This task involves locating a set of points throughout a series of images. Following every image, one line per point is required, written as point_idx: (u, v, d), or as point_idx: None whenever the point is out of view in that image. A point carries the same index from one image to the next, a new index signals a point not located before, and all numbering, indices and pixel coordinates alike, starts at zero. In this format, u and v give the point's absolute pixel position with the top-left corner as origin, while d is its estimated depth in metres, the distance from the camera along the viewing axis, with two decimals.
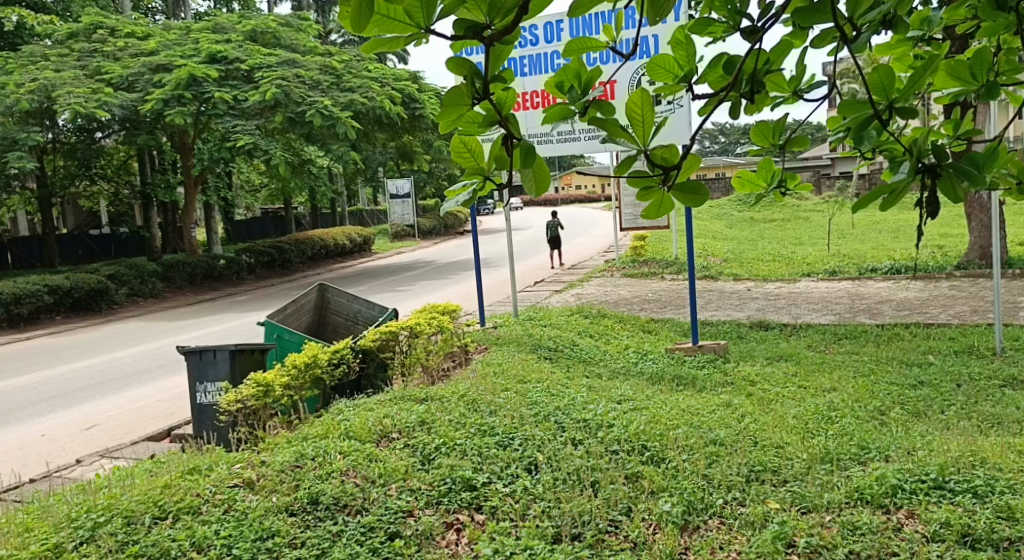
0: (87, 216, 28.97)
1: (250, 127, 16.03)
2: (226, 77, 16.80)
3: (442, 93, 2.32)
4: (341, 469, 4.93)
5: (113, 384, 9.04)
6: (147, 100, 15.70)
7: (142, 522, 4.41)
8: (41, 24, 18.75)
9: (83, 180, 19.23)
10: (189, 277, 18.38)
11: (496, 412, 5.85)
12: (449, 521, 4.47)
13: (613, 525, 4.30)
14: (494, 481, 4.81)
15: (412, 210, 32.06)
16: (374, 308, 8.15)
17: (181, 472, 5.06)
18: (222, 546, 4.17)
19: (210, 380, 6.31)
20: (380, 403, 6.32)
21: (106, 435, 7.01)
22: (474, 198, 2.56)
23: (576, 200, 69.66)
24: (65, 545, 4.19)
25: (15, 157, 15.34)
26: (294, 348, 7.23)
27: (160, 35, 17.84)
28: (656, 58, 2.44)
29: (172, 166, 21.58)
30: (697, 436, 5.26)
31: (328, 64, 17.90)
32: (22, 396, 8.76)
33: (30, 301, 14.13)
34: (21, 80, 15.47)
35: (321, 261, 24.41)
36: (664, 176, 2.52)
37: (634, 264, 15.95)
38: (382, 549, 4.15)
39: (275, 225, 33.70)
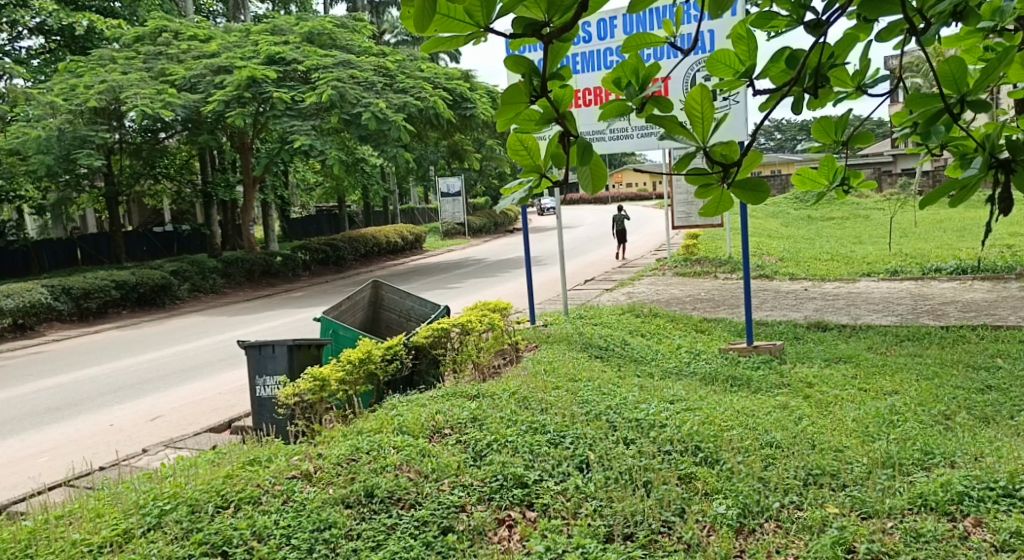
0: (150, 214, 29.77)
1: (307, 127, 16.27)
2: (284, 78, 17.15)
3: (500, 92, 2.36)
4: (395, 463, 4.99)
5: (177, 376, 9.29)
6: (209, 101, 16.08)
7: (205, 510, 4.52)
8: (109, 28, 19.34)
9: (148, 179, 19.80)
10: (247, 273, 18.78)
11: (547, 410, 5.87)
12: (501, 517, 4.50)
13: (666, 526, 4.28)
14: (545, 478, 4.82)
15: (463, 208, 32.05)
16: (426, 305, 8.23)
17: (242, 464, 5.18)
18: (281, 536, 4.27)
19: (269, 373, 6.46)
20: (432, 399, 6.37)
21: (171, 427, 7.19)
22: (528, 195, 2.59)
23: (626, 198, 69.17)
24: (134, 530, 4.33)
25: (85, 157, 15.85)
26: (348, 344, 7.36)
27: (222, 37, 18.23)
28: (718, 53, 2.43)
29: (232, 164, 22.06)
30: (753, 437, 5.21)
31: (382, 65, 18.11)
32: (90, 387, 9.05)
33: (99, 296, 14.61)
34: (92, 82, 16.04)
35: (374, 259, 24.71)
36: (723, 173, 2.51)
37: (687, 263, 15.80)
38: (436, 544, 4.20)
39: (329, 223, 34.13)
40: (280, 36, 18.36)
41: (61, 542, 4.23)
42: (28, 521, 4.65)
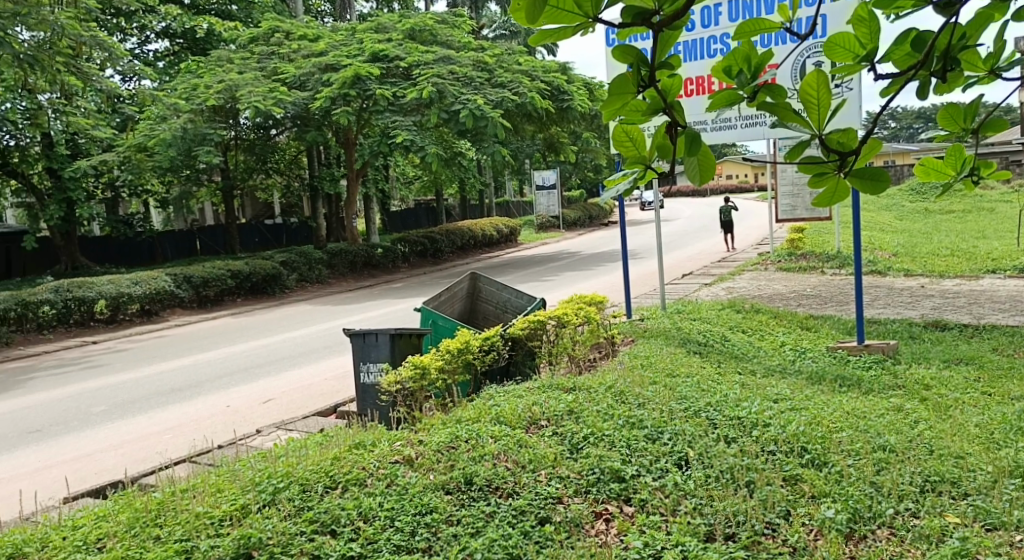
0: (262, 207, 31.00)
1: (408, 123, 16.59)
2: (387, 75, 17.51)
3: (609, 82, 2.38)
4: (493, 452, 5.06)
5: (286, 362, 9.66)
6: (317, 98, 16.63)
7: (315, 490, 4.69)
8: (227, 30, 20.24)
9: (260, 173, 20.63)
10: (350, 264, 19.31)
11: (644, 405, 5.83)
12: (598, 510, 4.50)
13: (770, 528, 4.19)
14: (643, 474, 4.80)
15: (558, 202, 32.10)
16: (523, 297, 8.29)
17: (348, 447, 5.36)
18: (386, 518, 4.39)
19: (373, 360, 6.65)
20: (528, 390, 6.42)
21: (282, 409, 7.48)
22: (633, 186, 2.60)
23: (727, 191, 67.70)
24: (250, 506, 4.53)
25: (205, 153, 16.65)
26: (447, 334, 7.48)
27: (329, 37, 18.70)
28: (836, 37, 2.36)
29: (337, 159, 22.70)
30: (864, 440, 5.03)
31: (480, 59, 18.24)
32: (207, 370, 9.50)
33: (216, 284, 15.28)
34: (211, 82, 16.84)
35: (471, 252, 25.00)
36: (840, 162, 2.45)
37: (791, 257, 15.36)
38: (534, 533, 4.23)
39: (427, 216, 34.75)
40: (383, 34, 18.74)
41: (186, 514, 4.49)
42: (157, 493, 4.96)
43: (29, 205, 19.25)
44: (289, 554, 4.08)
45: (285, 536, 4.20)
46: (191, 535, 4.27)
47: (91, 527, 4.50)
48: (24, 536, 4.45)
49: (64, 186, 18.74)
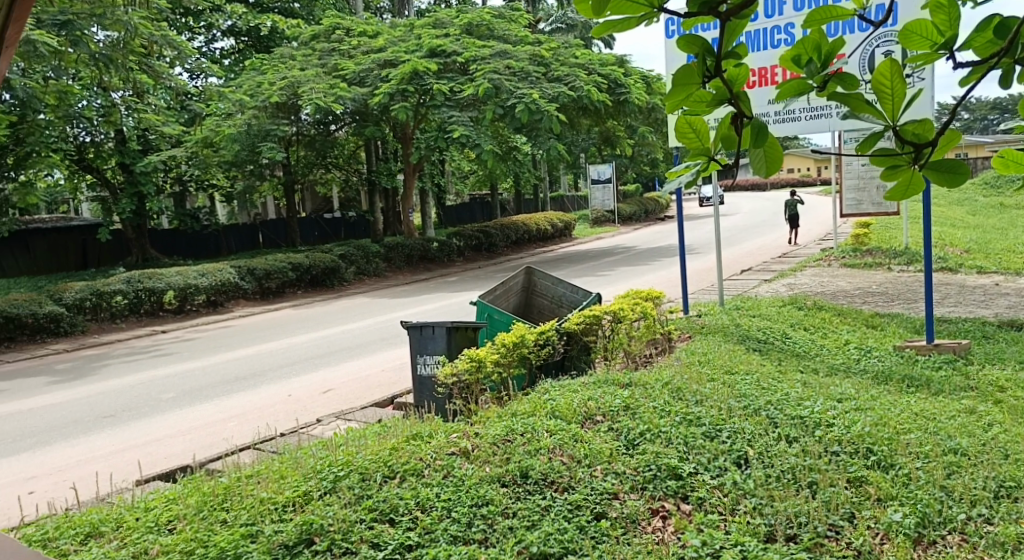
0: (321, 201, 31.48)
1: (465, 118, 16.65)
2: (444, 70, 17.59)
3: (673, 72, 2.34)
4: (549, 446, 5.05)
5: (345, 353, 9.79)
6: (375, 94, 16.86)
7: (374, 479, 4.75)
8: (290, 27, 20.57)
9: (320, 167, 20.95)
10: (407, 257, 19.50)
11: (702, 402, 5.75)
12: (655, 507, 4.47)
13: (833, 530, 4.10)
14: (700, 472, 4.74)
15: (613, 196, 31.89)
16: (578, 292, 8.25)
17: (406, 437, 5.43)
18: (443, 508, 4.41)
19: (429, 353, 6.70)
20: (584, 385, 6.40)
21: (342, 399, 7.60)
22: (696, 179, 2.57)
23: (786, 186, 66.45)
24: (312, 493, 4.62)
25: (268, 149, 17.00)
26: (503, 328, 7.48)
27: (388, 33, 18.82)
28: (912, 24, 2.28)
29: (394, 153, 22.91)
30: (934, 443, 4.89)
31: (537, 53, 18.19)
32: (270, 360, 9.69)
33: (278, 276, 15.56)
34: (275, 79, 17.14)
35: (525, 246, 25.00)
36: (915, 155, 2.37)
37: (856, 253, 15.01)
38: (589, 528, 4.21)
39: (482, 210, 34.88)
40: (441, 29, 18.82)
41: (251, 499, 4.61)
42: (223, 478, 5.12)
43: (102, 198, 19.88)
44: (349, 541, 4.13)
45: (346, 523, 4.26)
46: (256, 519, 4.38)
47: (162, 510, 4.68)
48: (100, 516, 4.69)
49: (135, 180, 19.38)
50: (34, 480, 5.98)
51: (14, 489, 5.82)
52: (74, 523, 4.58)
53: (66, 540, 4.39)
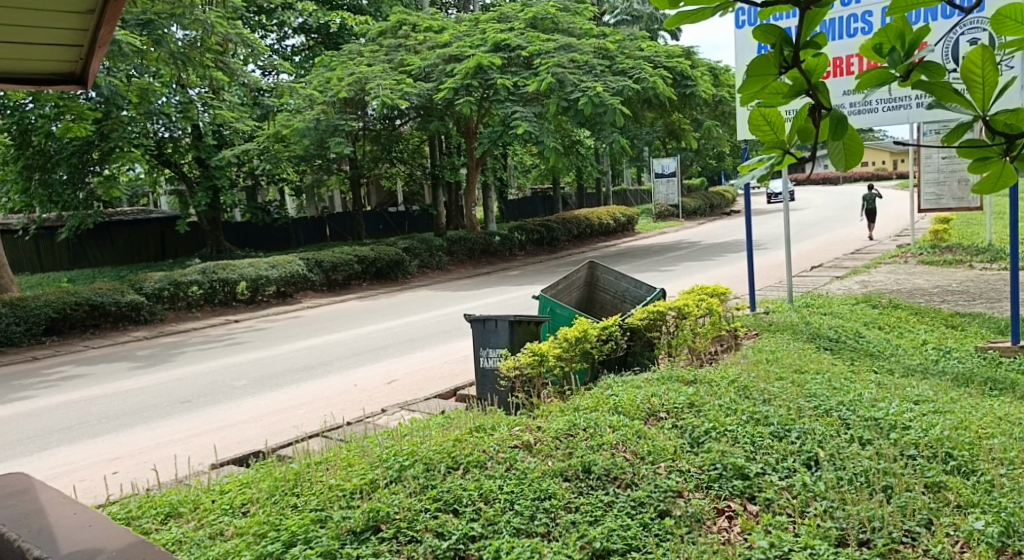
0: (386, 195, 31.85)
1: (528, 113, 16.64)
2: (509, 64, 17.62)
3: (749, 63, 2.28)
4: (612, 442, 5.01)
5: (409, 344, 9.89)
6: (440, 89, 16.99)
7: (438, 469, 4.78)
8: (358, 24, 20.85)
9: (385, 161, 21.20)
10: (469, 251, 19.59)
11: (770, 401, 5.63)
12: (721, 507, 4.39)
13: (910, 536, 3.96)
14: (768, 472, 4.64)
15: (677, 190, 31.52)
16: (642, 287, 8.15)
17: (469, 429, 5.46)
18: (506, 500, 4.41)
19: (492, 346, 6.71)
20: (647, 382, 6.32)
21: (406, 390, 7.68)
22: (771, 172, 2.47)
23: (858, 180, 64.62)
24: (379, 481, 4.67)
25: (336, 143, 17.36)
26: (565, 322, 7.45)
27: (453, 27, 18.89)
28: (1006, 9, 2.17)
29: (457, 148, 23.03)
30: (1018, 449, 4.69)
31: (602, 46, 18.03)
32: (337, 350, 9.85)
33: (345, 269, 15.78)
34: (343, 74, 17.39)
35: (588, 240, 24.88)
36: (1006, 145, 2.26)
37: (935, 250, 14.53)
38: (653, 526, 4.15)
39: (545, 205, 34.85)
40: (506, 23, 18.80)
41: (321, 485, 4.70)
42: (294, 464, 5.24)
43: (179, 191, 20.51)
44: (415, 529, 4.17)
45: (411, 512, 4.29)
46: (325, 505, 4.44)
47: (236, 493, 4.81)
48: (178, 497, 4.85)
49: (212, 174, 20.02)
50: (118, 460, 6.18)
51: (100, 468, 6.02)
52: (154, 504, 4.77)
53: (147, 520, 4.57)
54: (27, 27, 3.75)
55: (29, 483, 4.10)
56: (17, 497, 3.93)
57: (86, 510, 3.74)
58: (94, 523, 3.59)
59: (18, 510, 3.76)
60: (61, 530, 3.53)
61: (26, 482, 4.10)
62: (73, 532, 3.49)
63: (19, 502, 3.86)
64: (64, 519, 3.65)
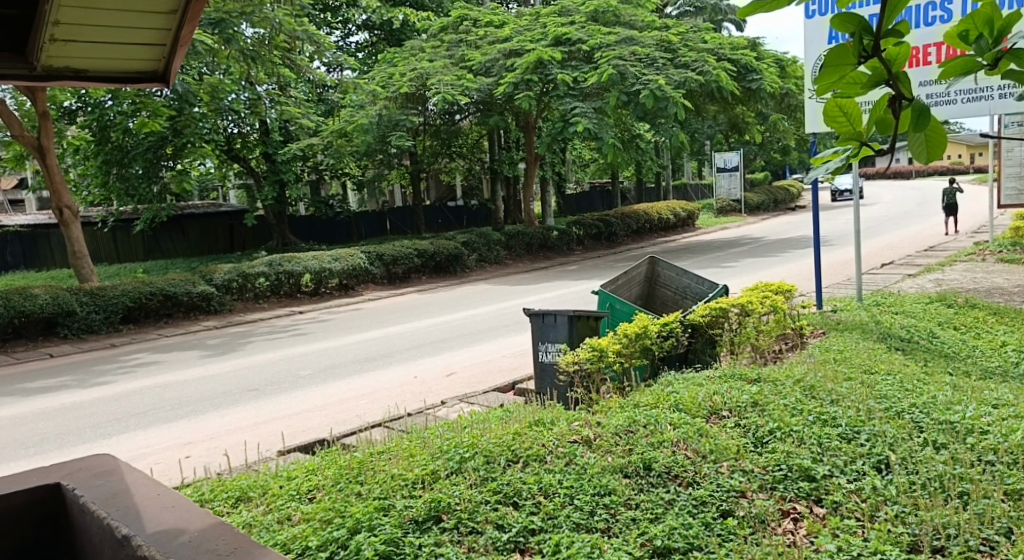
0: (445, 189, 32.02)
1: (588, 109, 16.54)
2: (569, 58, 17.53)
3: (825, 52, 2.20)
4: (673, 440, 4.94)
5: (468, 337, 9.92)
6: (501, 83, 17.04)
7: (499, 462, 4.78)
8: (420, 20, 20.97)
9: (444, 156, 21.32)
10: (527, 246, 19.58)
11: (837, 402, 5.48)
12: (785, 509, 4.28)
13: (987, 545, 3.80)
14: (835, 474, 4.52)
15: (740, 185, 30.99)
16: (704, 283, 8.01)
17: (529, 423, 5.45)
18: (566, 495, 4.38)
19: (551, 340, 6.68)
20: (709, 379, 6.21)
21: (466, 383, 7.70)
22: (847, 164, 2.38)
23: (928, 174, 62.61)
24: (440, 472, 4.69)
25: (397, 138, 17.65)
26: (625, 318, 7.37)
27: (514, 22, 18.82)
28: None
29: (517, 142, 23.02)
30: None
31: (664, 39, 17.76)
32: (398, 342, 9.93)
33: (405, 262, 15.91)
34: (405, 70, 17.51)
35: (647, 235, 24.64)
36: None
37: (1014, 248, 13.99)
38: (715, 525, 4.07)
39: (604, 199, 34.67)
40: (567, 16, 18.68)
41: (384, 474, 4.74)
42: (357, 453, 5.30)
43: (247, 186, 21.00)
44: (475, 520, 4.17)
45: (471, 504, 4.30)
46: (388, 494, 4.47)
47: (303, 480, 4.89)
48: (248, 482, 4.95)
49: (278, 169, 20.29)
50: (190, 445, 6.32)
51: (173, 453, 6.17)
52: (226, 488, 4.87)
53: (219, 503, 4.67)
54: (104, 26, 3.75)
55: (116, 462, 3.47)
56: (103, 476, 3.29)
57: (179, 495, 3.11)
58: (187, 512, 2.97)
59: (106, 492, 3.14)
60: (150, 518, 2.92)
61: (111, 461, 3.47)
62: (164, 520, 2.90)
63: (107, 482, 3.24)
64: (154, 504, 3.03)
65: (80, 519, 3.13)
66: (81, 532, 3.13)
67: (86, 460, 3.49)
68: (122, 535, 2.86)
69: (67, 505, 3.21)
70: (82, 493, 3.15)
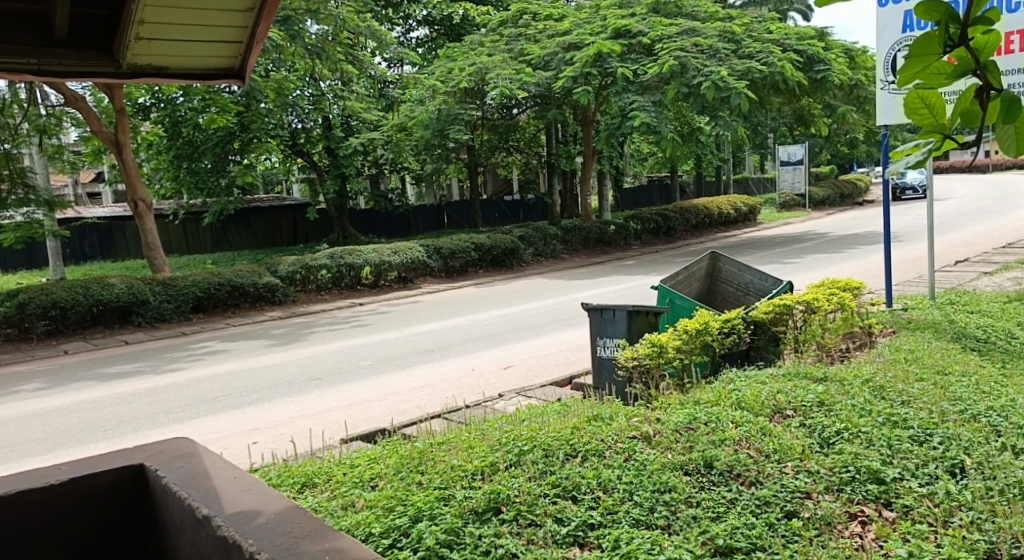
0: (503, 183, 32.07)
1: (647, 103, 16.38)
2: (629, 51, 17.38)
3: (910, 41, 2.11)
4: (735, 438, 4.86)
5: (525, 331, 9.92)
6: (560, 77, 17.04)
7: (557, 456, 4.77)
8: (480, 14, 21.02)
9: (502, 150, 21.36)
10: (584, 240, 19.51)
11: (908, 403, 5.32)
12: (853, 512, 4.17)
13: None
14: (906, 478, 4.38)
15: (804, 178, 30.33)
16: (768, 279, 7.85)
17: (587, 418, 5.43)
18: (625, 491, 4.33)
19: (609, 335, 6.63)
20: (773, 378, 6.09)
21: (523, 376, 7.70)
22: (929, 158, 2.28)
23: (1004, 168, 60.37)
24: (499, 464, 4.70)
25: (456, 132, 17.70)
26: (685, 314, 7.27)
27: (574, 15, 18.62)
28: None
29: (575, 136, 22.91)
30: None
31: (728, 30, 17.44)
32: (456, 334, 9.98)
33: (462, 256, 15.98)
34: (464, 64, 17.56)
35: (706, 230, 24.30)
36: None
37: None
38: (779, 526, 3.99)
39: (661, 194, 34.41)
40: (627, 8, 18.49)
41: (444, 465, 4.77)
42: (416, 443, 5.35)
43: (311, 179, 21.40)
44: (534, 513, 4.15)
45: (530, 496, 4.29)
46: (448, 484, 4.50)
47: (365, 468, 4.95)
48: (313, 468, 5.03)
49: (339, 163, 20.56)
50: (257, 431, 6.45)
51: (241, 438, 6.30)
52: (292, 473, 4.95)
53: (285, 488, 4.75)
54: (168, 23, 3.83)
55: (195, 445, 3.55)
56: (184, 458, 3.37)
57: (257, 478, 3.16)
58: (265, 495, 3.02)
59: (186, 473, 3.21)
60: (229, 500, 2.98)
61: (191, 444, 3.55)
62: (243, 503, 2.95)
63: (187, 464, 3.31)
64: (233, 487, 3.09)
65: (162, 499, 3.21)
66: (163, 512, 3.21)
67: (167, 442, 3.57)
68: (203, 515, 2.91)
69: (150, 485, 3.30)
70: (164, 475, 3.22)
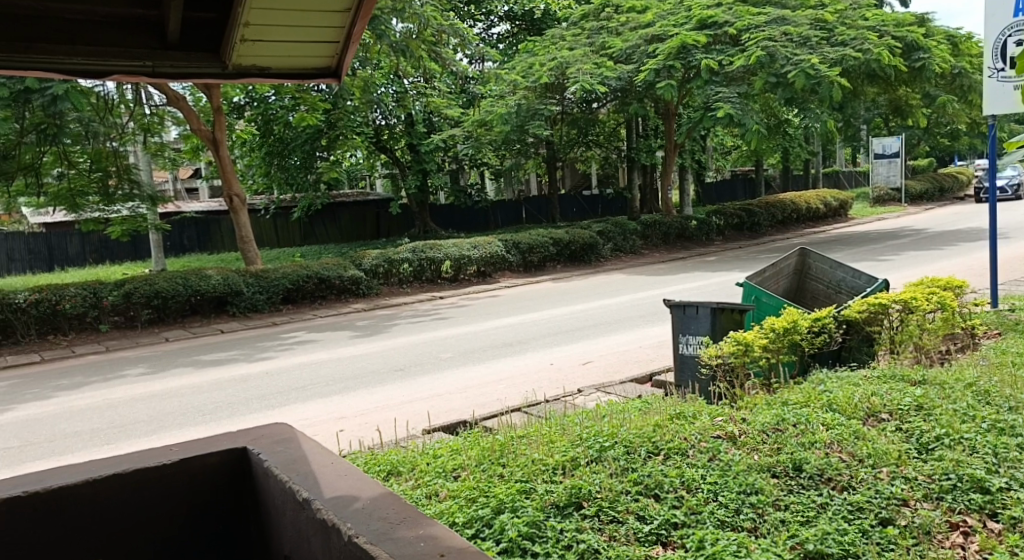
0: (581, 178, 31.88)
1: (731, 95, 16.05)
2: (714, 42, 16.98)
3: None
4: (825, 441, 4.71)
5: (606, 327, 9.83)
6: (642, 70, 16.79)
7: (639, 453, 4.70)
8: (562, 7, 20.86)
9: (582, 144, 21.24)
10: (664, 235, 19.26)
11: (1016, 410, 5.04)
12: (954, 521, 3.97)
13: None
14: (1014, 488, 4.15)
15: (898, 172, 29.15)
16: (860, 277, 7.57)
17: (669, 416, 5.33)
18: (710, 491, 4.24)
19: (692, 333, 6.49)
20: (866, 379, 5.86)
21: (604, 371, 7.64)
22: None
23: None
24: (580, 459, 4.66)
25: (536, 127, 17.70)
26: (771, 312, 7.07)
27: (659, 6, 18.26)
28: None
29: (656, 130, 22.58)
30: None
31: (819, 17, 16.85)
32: (536, 329, 9.97)
33: (540, 250, 15.96)
34: (545, 59, 17.49)
35: (792, 226, 23.65)
36: None
37: None
38: (874, 534, 3.83)
39: (744, 188, 33.68)
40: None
41: (525, 458, 4.76)
42: (496, 436, 5.36)
43: (393, 175, 21.73)
44: (617, 510, 4.10)
45: (612, 493, 4.24)
46: (530, 478, 4.48)
47: (448, 458, 4.98)
48: (398, 457, 5.09)
49: (421, 158, 20.87)
50: (344, 419, 6.57)
51: (329, 425, 6.44)
52: (378, 461, 5.02)
53: (372, 475, 4.81)
54: (272, 25, 3.90)
55: (292, 430, 3.62)
56: (284, 443, 3.43)
57: (352, 465, 3.20)
58: (360, 480, 3.06)
59: (287, 458, 3.27)
60: (327, 484, 3.03)
61: (289, 429, 3.61)
62: (340, 487, 2.99)
63: (288, 449, 3.37)
64: (329, 472, 3.14)
65: (264, 482, 3.29)
66: (265, 495, 3.28)
67: (266, 427, 3.65)
68: (302, 498, 2.97)
69: (252, 468, 3.38)
70: (266, 458, 3.30)
